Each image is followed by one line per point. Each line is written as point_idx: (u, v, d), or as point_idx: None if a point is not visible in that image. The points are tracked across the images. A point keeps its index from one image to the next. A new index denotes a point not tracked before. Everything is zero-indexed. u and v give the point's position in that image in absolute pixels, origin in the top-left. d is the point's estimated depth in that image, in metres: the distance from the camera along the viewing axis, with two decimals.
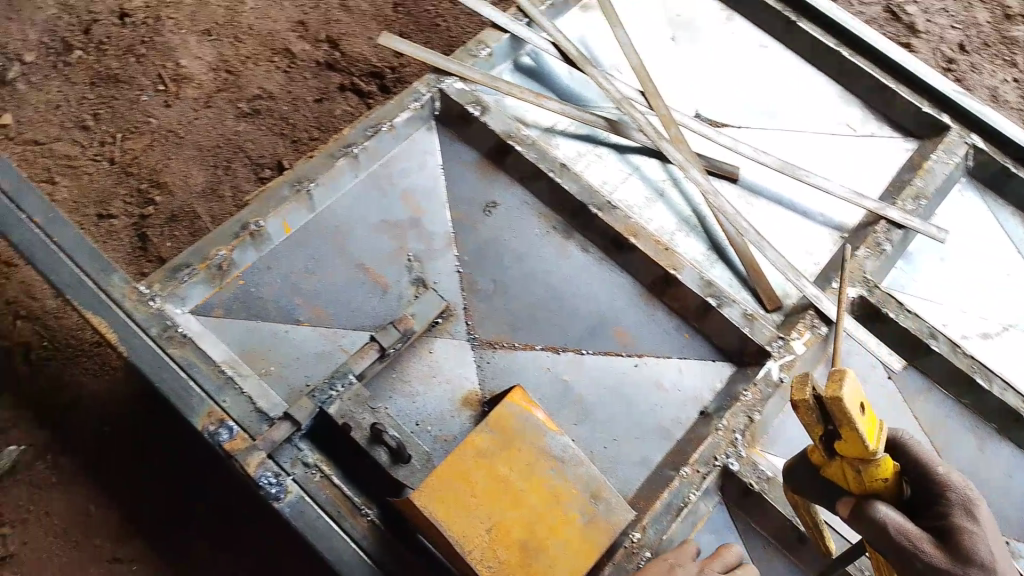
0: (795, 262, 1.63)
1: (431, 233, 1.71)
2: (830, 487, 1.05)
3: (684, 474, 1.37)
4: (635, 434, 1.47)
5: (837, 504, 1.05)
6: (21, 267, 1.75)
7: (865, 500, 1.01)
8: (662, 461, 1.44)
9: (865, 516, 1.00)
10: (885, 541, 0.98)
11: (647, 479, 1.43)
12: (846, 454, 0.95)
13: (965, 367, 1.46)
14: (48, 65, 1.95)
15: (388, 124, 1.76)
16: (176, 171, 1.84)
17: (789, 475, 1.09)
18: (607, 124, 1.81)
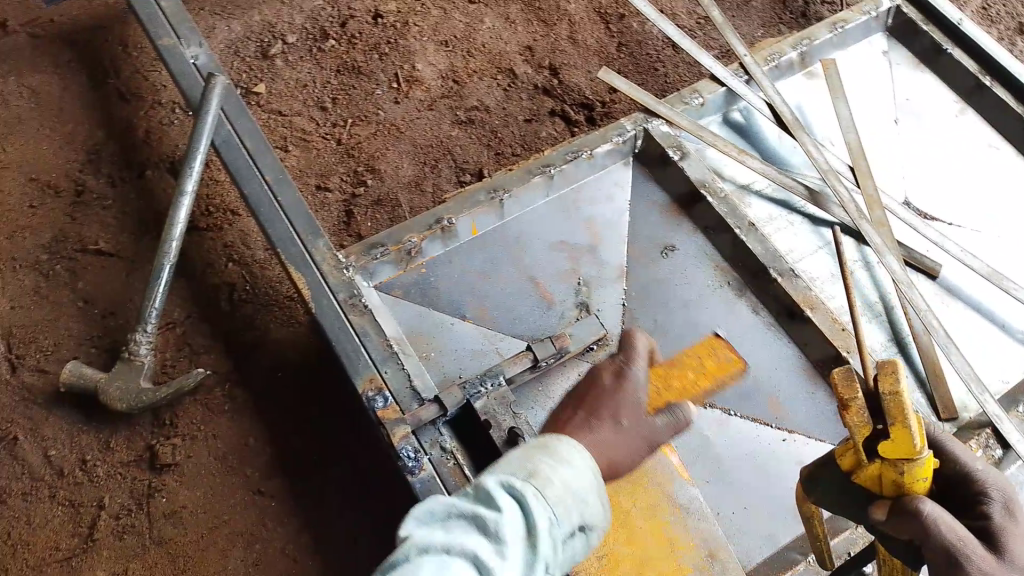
0: (983, 376, 1.52)
1: (604, 263, 1.76)
2: (865, 493, 0.98)
3: (812, 563, 1.34)
4: (768, 509, 1.43)
5: (871, 511, 0.96)
6: (243, 218, 1.86)
7: (904, 500, 0.93)
8: (790, 544, 1.39)
9: (903, 516, 0.92)
10: (929, 539, 0.90)
11: (771, 558, 1.38)
12: (890, 454, 0.88)
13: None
14: (304, 48, 2.12)
15: (589, 151, 1.83)
16: (390, 162, 1.99)
17: (818, 482, 1.02)
18: (807, 193, 1.78)
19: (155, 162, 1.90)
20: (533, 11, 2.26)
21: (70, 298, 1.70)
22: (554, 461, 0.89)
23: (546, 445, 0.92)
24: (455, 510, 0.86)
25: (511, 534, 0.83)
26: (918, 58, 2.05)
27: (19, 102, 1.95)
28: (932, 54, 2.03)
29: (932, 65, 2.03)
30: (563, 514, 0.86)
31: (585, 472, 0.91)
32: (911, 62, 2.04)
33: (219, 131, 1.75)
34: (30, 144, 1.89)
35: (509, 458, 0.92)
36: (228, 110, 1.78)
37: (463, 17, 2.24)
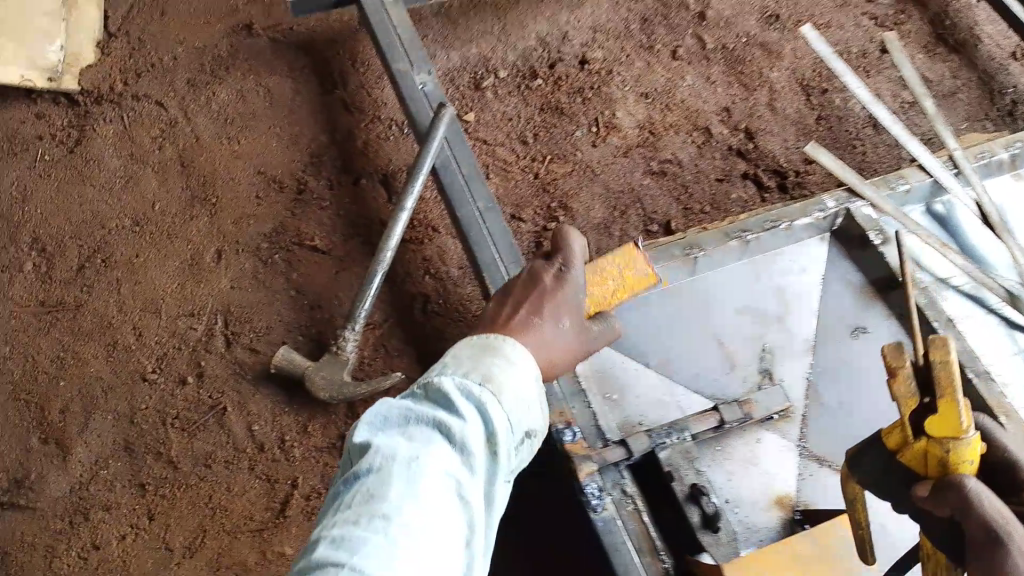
0: None
1: (792, 334, 1.77)
2: (910, 473, 1.01)
3: None
4: None
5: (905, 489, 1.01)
6: (442, 235, 1.97)
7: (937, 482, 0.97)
8: None
9: (933, 493, 0.95)
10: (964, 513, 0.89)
11: None
12: (937, 429, 0.93)
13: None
14: (513, 84, 2.23)
15: (787, 223, 1.84)
16: (582, 202, 2.05)
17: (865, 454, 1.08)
18: (1007, 295, 1.76)
19: (370, 173, 2.04)
20: (735, 74, 2.30)
21: (284, 286, 1.84)
22: (495, 364, 0.99)
23: (488, 345, 1.02)
24: (412, 416, 0.94)
25: (473, 440, 0.93)
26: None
27: (255, 98, 2.10)
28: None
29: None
30: (517, 420, 0.97)
31: (516, 363, 1.01)
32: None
33: (440, 155, 1.86)
34: (261, 140, 2.05)
35: (454, 363, 1.00)
36: (448, 137, 1.87)
37: (665, 71, 2.30)
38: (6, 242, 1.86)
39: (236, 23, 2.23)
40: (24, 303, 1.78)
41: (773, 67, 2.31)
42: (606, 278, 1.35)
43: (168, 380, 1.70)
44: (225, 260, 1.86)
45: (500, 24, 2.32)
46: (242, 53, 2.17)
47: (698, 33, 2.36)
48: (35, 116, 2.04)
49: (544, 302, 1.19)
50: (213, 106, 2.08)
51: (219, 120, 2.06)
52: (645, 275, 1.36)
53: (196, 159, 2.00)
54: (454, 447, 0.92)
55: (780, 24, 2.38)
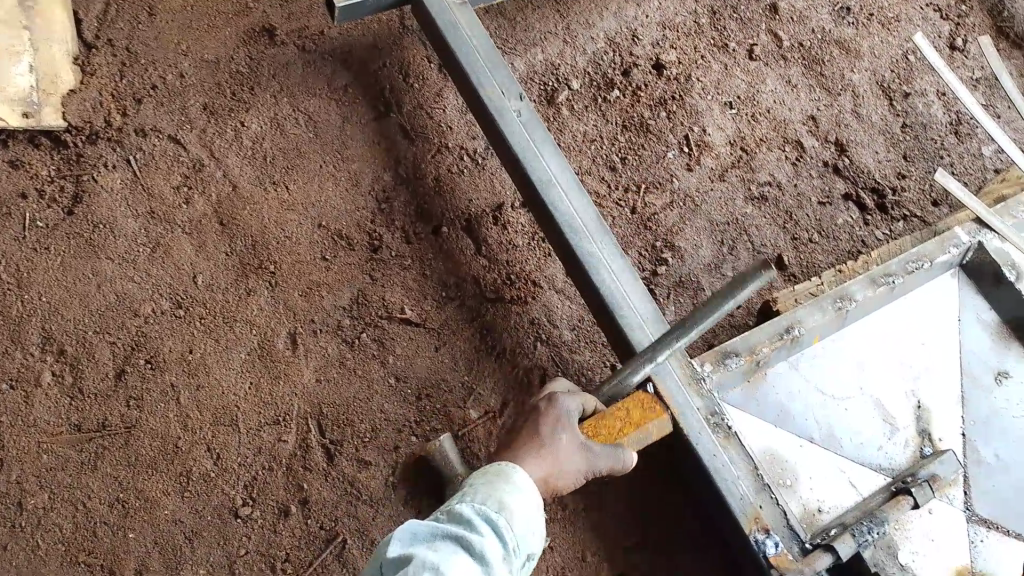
0: None
1: (940, 387, 1.67)
2: None
3: None
4: None
5: None
6: (546, 291, 1.69)
7: None
8: None
9: None
10: None
11: None
12: None
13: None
14: (588, 97, 2.01)
15: (929, 262, 1.71)
16: (688, 239, 1.86)
17: None
18: None
19: (450, 218, 1.74)
20: (815, 75, 2.17)
21: (380, 374, 1.51)
22: (503, 483, 1.08)
23: (496, 470, 1.11)
24: (440, 531, 0.99)
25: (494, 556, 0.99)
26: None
27: (294, 128, 1.77)
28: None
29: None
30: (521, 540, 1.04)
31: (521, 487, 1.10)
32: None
33: (558, 205, 1.59)
34: (314, 184, 1.70)
35: (474, 489, 1.07)
36: (563, 182, 1.63)
37: (745, 75, 2.13)
38: (6, 347, 1.45)
39: (253, 25, 1.87)
40: (54, 431, 1.40)
41: (853, 68, 2.20)
42: (615, 419, 1.32)
43: (265, 515, 1.37)
44: (303, 348, 1.51)
45: (563, 23, 2.11)
46: (267, 67, 1.82)
47: (772, 28, 2.22)
48: (8, 166, 1.61)
49: (541, 417, 1.25)
50: (245, 143, 1.72)
51: (255, 160, 1.71)
52: (650, 414, 1.35)
53: (237, 213, 1.64)
54: (472, 552, 0.98)
55: (853, 18, 2.29)
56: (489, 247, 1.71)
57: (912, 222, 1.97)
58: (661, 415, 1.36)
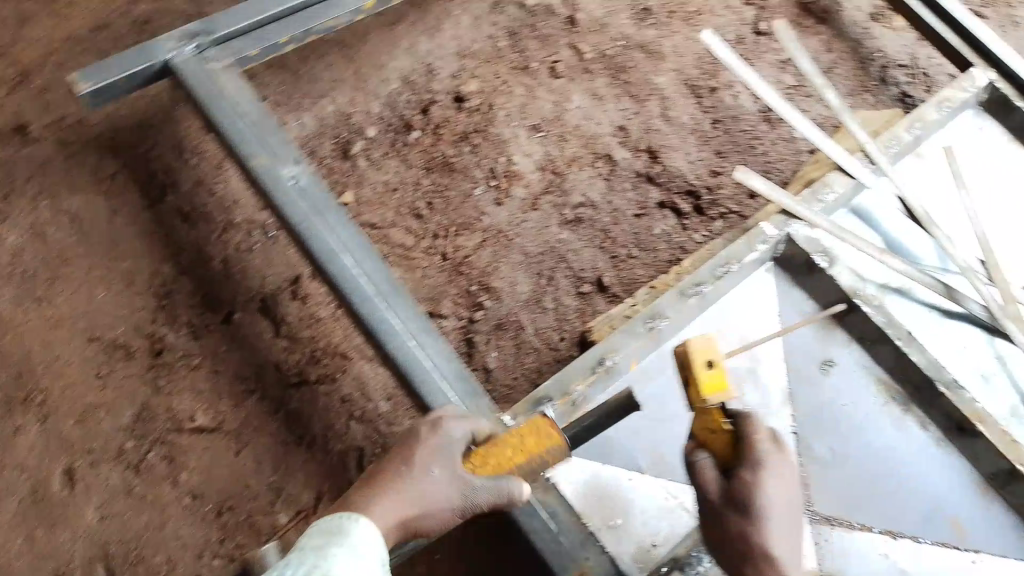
0: None
1: (767, 386, 1.68)
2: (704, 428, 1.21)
3: None
4: None
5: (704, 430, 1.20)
6: (356, 360, 1.58)
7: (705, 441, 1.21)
8: None
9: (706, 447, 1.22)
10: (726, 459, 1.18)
11: None
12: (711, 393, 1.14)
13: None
14: (386, 143, 1.92)
15: (737, 263, 1.72)
16: (504, 277, 1.80)
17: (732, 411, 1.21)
18: (944, 290, 1.78)
19: (243, 302, 1.62)
20: (621, 85, 2.11)
21: (175, 494, 1.46)
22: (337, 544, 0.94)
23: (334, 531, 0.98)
24: None
25: None
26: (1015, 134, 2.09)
27: (57, 234, 1.65)
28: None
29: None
30: None
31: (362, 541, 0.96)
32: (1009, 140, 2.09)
33: (342, 273, 1.47)
34: (84, 293, 1.60)
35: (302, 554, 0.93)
36: (347, 248, 1.51)
37: (550, 94, 2.06)
38: None
39: (3, 125, 1.76)
40: None
41: (657, 71, 2.15)
42: (503, 448, 1.15)
43: None
44: (81, 485, 1.45)
45: (352, 68, 2.00)
46: (22, 170, 1.71)
47: (574, 42, 2.15)
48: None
49: (422, 448, 1.14)
50: (3, 257, 1.63)
51: (16, 277, 1.61)
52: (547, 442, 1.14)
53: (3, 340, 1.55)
54: None
55: (655, 19, 2.24)
56: (289, 326, 1.60)
57: (729, 219, 1.97)
58: (557, 443, 1.13)
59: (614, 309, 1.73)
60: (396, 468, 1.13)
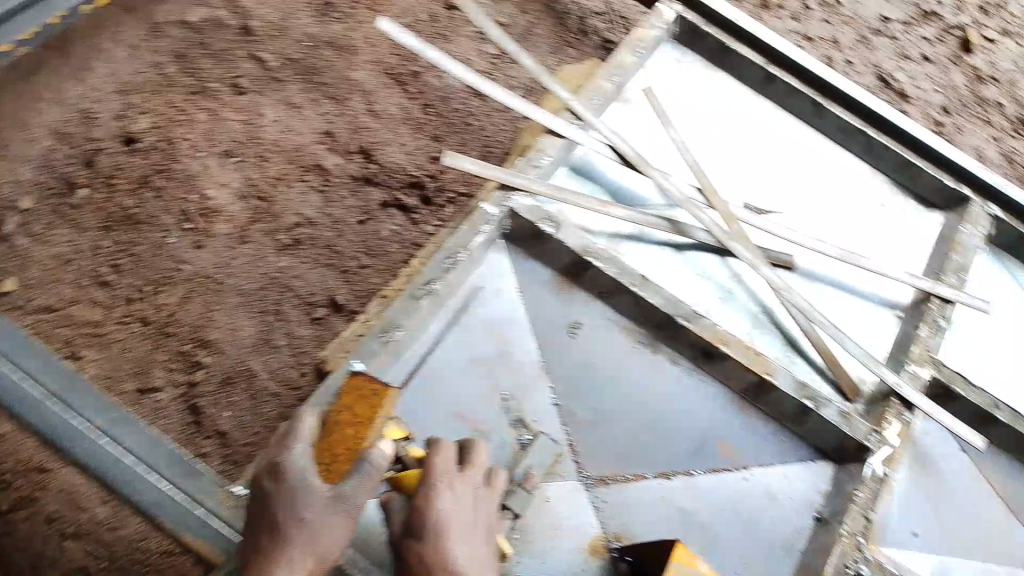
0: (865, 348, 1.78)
1: (520, 364, 1.64)
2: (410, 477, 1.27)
3: None
4: (761, 547, 1.55)
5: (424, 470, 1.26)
6: (62, 470, 1.51)
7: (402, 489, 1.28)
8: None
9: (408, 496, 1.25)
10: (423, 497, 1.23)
11: None
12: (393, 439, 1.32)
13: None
14: (49, 211, 1.68)
15: (466, 250, 1.65)
16: (222, 325, 1.62)
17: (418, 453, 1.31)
18: (669, 225, 1.83)
19: None
20: (316, 87, 1.94)
21: None
22: None
23: None
24: None
25: None
26: (707, 57, 2.17)
27: None
28: (719, 54, 2.13)
29: (721, 63, 2.15)
30: None
31: None
32: (703, 65, 2.15)
33: (50, 418, 1.41)
34: None
35: None
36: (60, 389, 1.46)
37: (235, 114, 1.86)
38: None
39: None
40: None
41: (352, 66, 1.99)
42: (343, 428, 1.27)
43: None
44: None
45: None
46: None
47: (252, 52, 1.95)
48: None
49: (284, 493, 1.19)
50: None
51: None
52: (375, 404, 1.28)
53: None
54: None
55: (337, 12, 2.07)
56: None
57: (460, 203, 1.87)
58: (385, 393, 1.29)
59: (341, 332, 1.63)
60: (271, 530, 1.17)
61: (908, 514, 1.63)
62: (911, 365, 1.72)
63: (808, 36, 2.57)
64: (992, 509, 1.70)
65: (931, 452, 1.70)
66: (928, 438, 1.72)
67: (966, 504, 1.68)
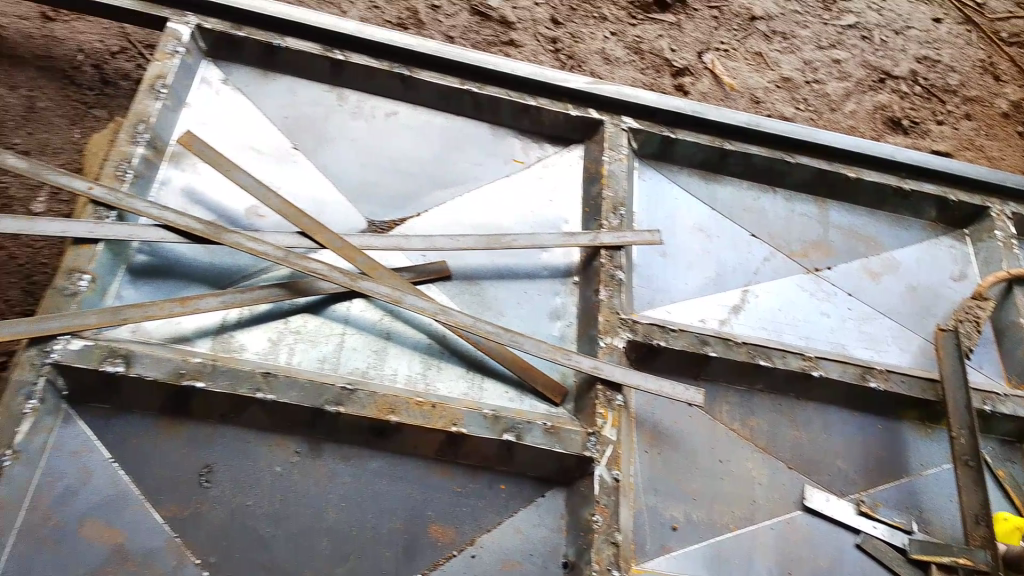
0: (545, 332, 1.58)
1: (144, 557, 1.23)
2: None
3: None
4: None
5: None
6: None
7: None
8: None
9: None
10: None
11: None
12: None
13: (746, 357, 1.53)
14: None
15: (10, 450, 1.23)
16: None
17: None
18: (285, 290, 1.48)
19: None
20: None
21: None
22: None
23: None
24: None
25: None
26: (255, 64, 1.82)
27: None
28: (266, 56, 1.80)
29: (274, 66, 1.81)
30: None
31: None
32: (255, 76, 1.80)
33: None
34: None
35: None
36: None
37: None
38: None
39: None
40: None
41: None
42: None
43: None
44: None
45: None
46: None
47: None
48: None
49: None
50: None
51: None
52: None
53: None
54: None
55: None
56: None
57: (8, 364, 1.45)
58: None
59: None
60: None
61: (659, 505, 1.40)
62: (602, 338, 1.51)
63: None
64: (744, 459, 1.48)
65: (661, 423, 1.47)
66: (654, 408, 1.49)
67: (716, 466, 1.46)
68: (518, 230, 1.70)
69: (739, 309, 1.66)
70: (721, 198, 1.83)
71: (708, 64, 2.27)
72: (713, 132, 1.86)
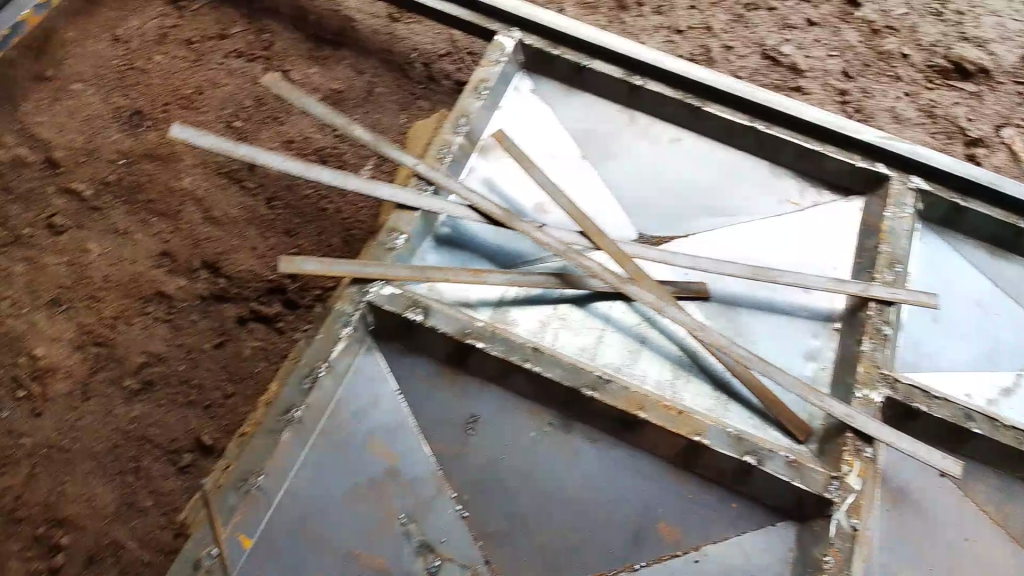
0: (796, 370, 1.59)
1: (414, 481, 1.44)
2: None
3: None
4: None
5: None
6: None
7: None
8: None
9: None
10: None
11: None
12: None
13: (1013, 441, 1.43)
14: None
15: (325, 364, 1.49)
16: (77, 497, 1.49)
17: None
18: (560, 280, 1.63)
19: None
20: (143, 204, 1.79)
21: None
22: None
23: None
24: None
25: None
26: (562, 80, 1.98)
27: None
28: (573, 75, 1.95)
29: (579, 82, 1.96)
30: None
31: None
32: (560, 90, 1.96)
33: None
34: None
35: None
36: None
37: (59, 256, 1.72)
38: None
39: None
40: None
41: (180, 174, 1.84)
42: None
43: None
44: None
45: None
46: None
47: (65, 183, 1.80)
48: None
49: None
50: None
51: None
52: None
53: None
54: None
55: (149, 121, 1.89)
56: None
57: (327, 297, 1.73)
58: None
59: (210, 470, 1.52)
60: None
61: (892, 567, 1.37)
62: (859, 389, 1.49)
63: (680, 30, 2.30)
64: (992, 542, 1.42)
65: (907, 488, 1.43)
66: (902, 470, 1.45)
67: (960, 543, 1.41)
68: (782, 267, 1.72)
69: (1010, 393, 1.58)
70: (1004, 276, 1.75)
71: (1008, 140, 2.15)
72: (1011, 207, 1.75)
